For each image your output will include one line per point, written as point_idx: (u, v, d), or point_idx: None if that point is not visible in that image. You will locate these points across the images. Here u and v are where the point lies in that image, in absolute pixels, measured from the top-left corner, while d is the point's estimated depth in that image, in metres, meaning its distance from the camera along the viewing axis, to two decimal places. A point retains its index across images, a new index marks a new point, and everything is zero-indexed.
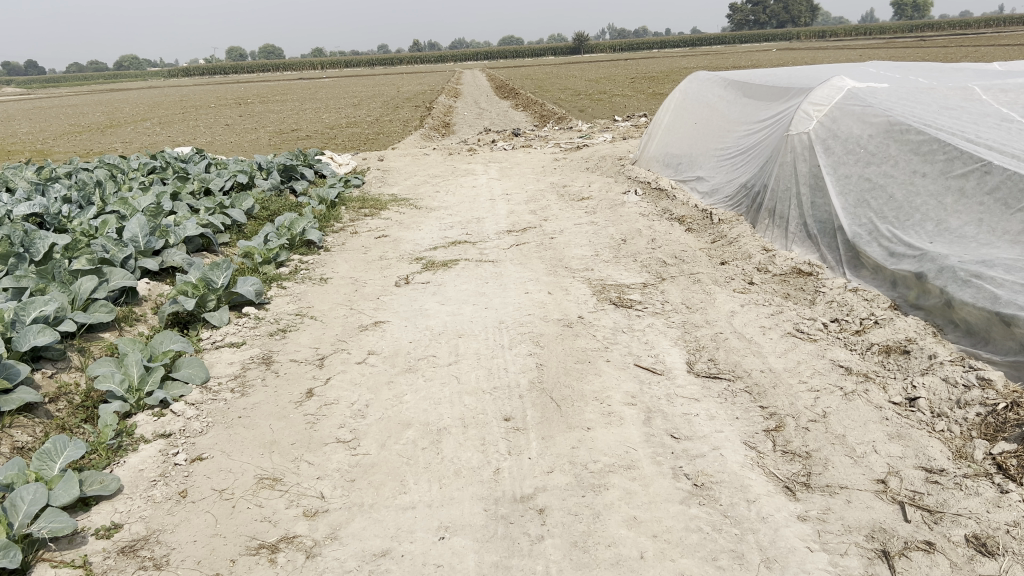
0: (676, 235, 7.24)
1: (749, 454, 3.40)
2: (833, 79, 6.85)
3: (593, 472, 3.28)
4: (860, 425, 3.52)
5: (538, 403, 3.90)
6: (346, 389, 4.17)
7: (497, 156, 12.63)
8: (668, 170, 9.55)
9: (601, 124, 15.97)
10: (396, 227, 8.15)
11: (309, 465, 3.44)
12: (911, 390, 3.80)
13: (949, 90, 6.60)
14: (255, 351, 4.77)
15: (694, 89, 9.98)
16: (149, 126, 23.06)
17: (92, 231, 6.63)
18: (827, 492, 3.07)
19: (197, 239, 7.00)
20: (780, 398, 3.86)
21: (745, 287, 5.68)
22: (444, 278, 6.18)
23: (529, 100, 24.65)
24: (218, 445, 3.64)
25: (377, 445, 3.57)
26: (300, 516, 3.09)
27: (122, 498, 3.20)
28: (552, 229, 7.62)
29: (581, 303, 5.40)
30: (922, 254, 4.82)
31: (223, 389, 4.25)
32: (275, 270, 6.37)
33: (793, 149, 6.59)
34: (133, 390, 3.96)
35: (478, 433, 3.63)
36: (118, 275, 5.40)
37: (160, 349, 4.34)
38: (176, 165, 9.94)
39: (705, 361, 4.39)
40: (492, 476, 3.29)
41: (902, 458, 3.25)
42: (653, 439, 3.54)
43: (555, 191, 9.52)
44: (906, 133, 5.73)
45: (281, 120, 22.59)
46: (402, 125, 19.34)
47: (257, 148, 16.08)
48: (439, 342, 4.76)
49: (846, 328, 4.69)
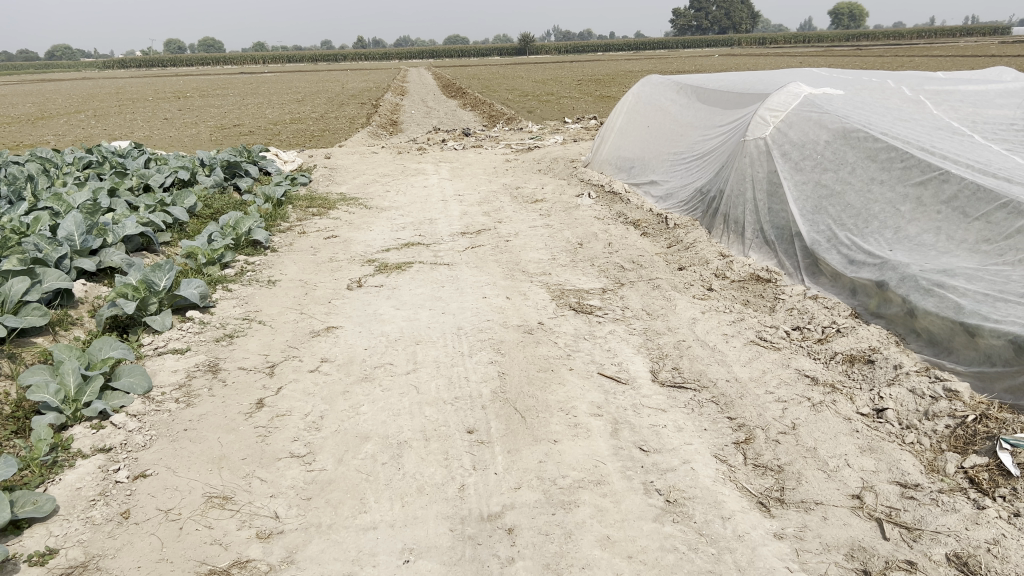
0: (632, 239, 7.18)
1: (720, 467, 3.32)
2: (789, 86, 6.86)
3: (562, 489, 3.15)
4: (830, 438, 3.47)
5: (502, 414, 3.76)
6: (299, 400, 3.98)
7: (447, 156, 12.46)
8: (621, 174, 9.51)
9: (550, 125, 15.94)
10: (347, 228, 7.93)
11: (262, 482, 3.24)
12: (879, 401, 3.77)
13: (902, 100, 6.66)
14: (200, 357, 4.54)
15: (647, 92, 9.95)
16: (82, 119, 22.30)
17: (24, 229, 6.29)
18: (802, 509, 3.00)
19: (137, 239, 6.69)
20: (747, 409, 3.79)
21: (705, 293, 5.62)
22: (398, 281, 6.01)
23: (476, 100, 24.55)
24: (162, 460, 3.41)
25: (334, 460, 3.40)
26: (253, 538, 2.90)
27: (57, 520, 2.96)
28: (507, 232, 7.50)
29: (540, 309, 5.28)
30: (883, 262, 4.81)
31: (167, 400, 4.02)
32: (220, 272, 6.11)
33: (749, 154, 6.57)
34: (70, 400, 3.72)
35: (441, 446, 3.48)
36: (52, 275, 5.10)
37: (99, 356, 4.12)
38: (113, 160, 9.56)
39: (669, 369, 4.30)
40: (457, 493, 3.14)
41: (876, 472, 3.20)
42: (621, 452, 3.43)
43: (508, 193, 9.40)
44: (863, 140, 5.74)
45: (223, 115, 22.07)
46: (349, 122, 19.04)
47: (199, 144, 15.63)
48: (396, 349, 4.59)
49: (808, 336, 4.66)
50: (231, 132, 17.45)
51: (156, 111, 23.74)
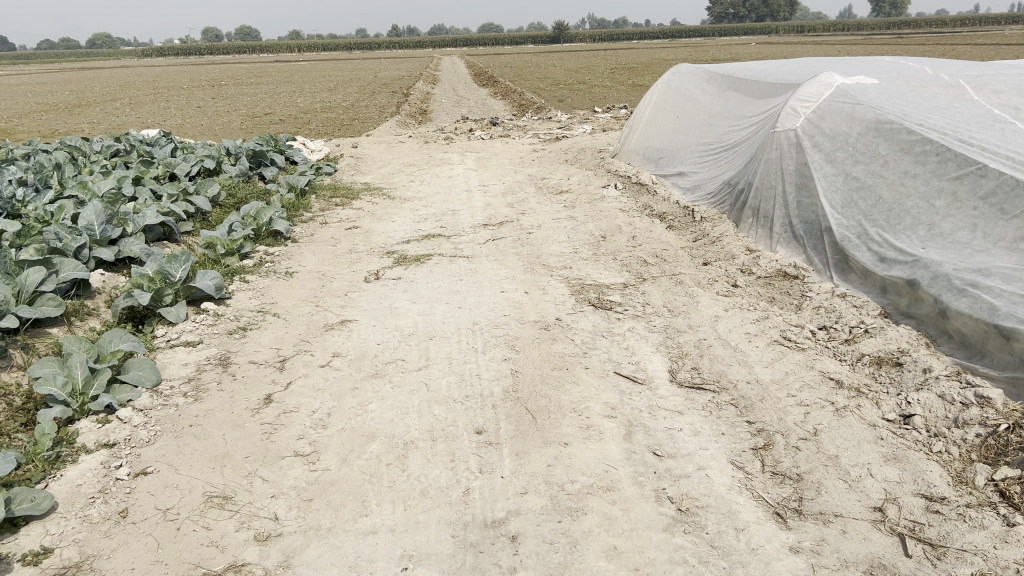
0: (657, 232, 7.02)
1: (736, 475, 3.19)
2: (822, 76, 6.66)
3: (570, 495, 3.05)
4: (853, 445, 3.32)
5: (513, 415, 3.66)
6: (308, 396, 3.90)
7: (473, 146, 12.35)
8: (649, 165, 9.35)
9: (580, 115, 15.74)
10: (369, 218, 7.86)
11: (263, 482, 3.17)
12: (906, 407, 3.60)
13: (940, 88, 6.41)
14: (212, 351, 4.49)
15: (676, 81, 9.74)
16: (117, 107, 22.48)
17: (47, 217, 6.30)
18: (820, 521, 2.86)
19: (158, 228, 6.67)
20: (767, 413, 3.65)
21: (729, 289, 5.46)
22: (416, 274, 5.93)
23: (507, 89, 24.36)
24: (164, 457, 3.36)
25: (338, 460, 3.32)
26: (250, 540, 2.83)
27: (55, 518, 2.91)
28: (530, 224, 7.38)
29: (559, 304, 5.17)
30: (915, 260, 4.62)
31: (175, 394, 3.97)
32: (239, 262, 6.07)
33: (779, 146, 6.38)
34: (77, 394, 3.68)
35: (448, 447, 3.39)
36: (69, 265, 5.08)
37: (109, 348, 4.06)
38: (140, 148, 9.58)
39: (688, 369, 4.17)
40: (461, 497, 3.05)
41: (900, 483, 3.05)
42: (634, 457, 3.31)
43: (533, 184, 9.28)
44: (897, 131, 5.53)
45: (254, 103, 22.16)
46: (378, 111, 19.00)
47: (229, 133, 15.67)
48: (409, 345, 4.51)
49: (835, 336, 4.49)
50: (261, 120, 17.49)
51: (189, 100, 23.95)
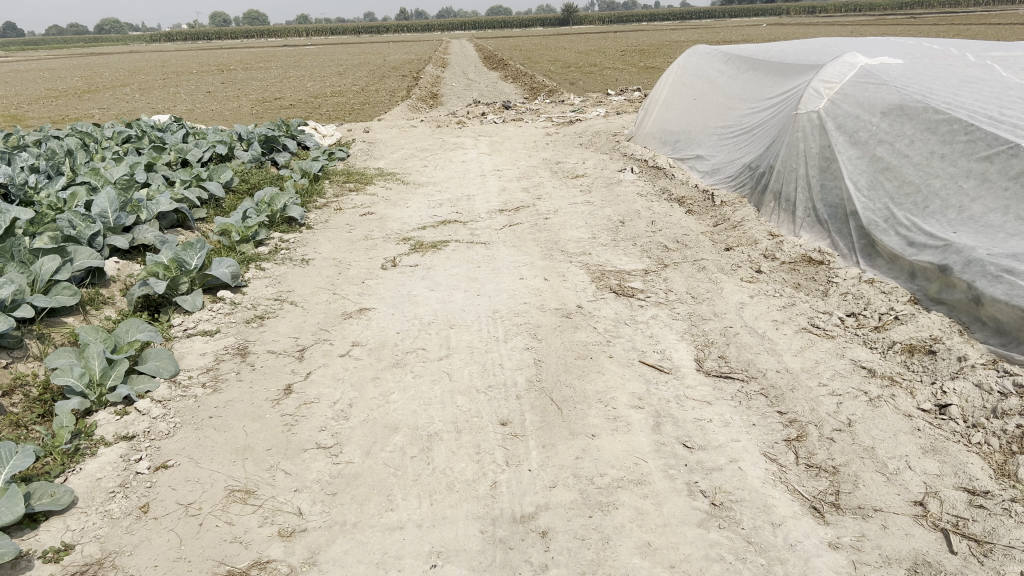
0: (676, 217, 6.92)
1: (769, 467, 3.10)
2: (845, 56, 6.50)
3: (600, 489, 2.97)
4: (890, 437, 3.23)
5: (538, 405, 3.58)
6: (328, 386, 3.84)
7: (486, 130, 12.23)
8: (665, 148, 9.24)
9: (593, 98, 15.58)
10: (383, 204, 7.78)
11: (286, 475, 3.11)
12: (942, 396, 3.51)
13: (967, 67, 6.26)
14: (230, 340, 4.42)
15: (693, 62, 9.58)
16: (126, 92, 22.40)
17: (60, 205, 6.24)
18: (859, 515, 2.78)
19: (172, 215, 6.59)
20: (799, 403, 3.56)
21: (753, 275, 5.36)
22: (434, 261, 5.85)
23: (517, 72, 24.18)
24: (185, 450, 3.29)
25: (361, 453, 3.25)
26: (274, 536, 2.77)
27: (75, 513, 2.85)
28: (546, 209, 7.28)
29: (580, 291, 5.08)
30: (946, 245, 4.51)
31: (193, 384, 3.90)
32: (254, 249, 6.01)
33: (801, 128, 6.24)
34: (95, 385, 3.63)
35: (473, 439, 3.32)
36: (83, 253, 5.01)
37: (125, 338, 4.01)
38: (152, 134, 9.51)
39: (715, 358, 4.08)
40: (488, 491, 2.98)
41: (940, 477, 2.96)
42: (663, 449, 3.24)
43: (548, 168, 9.17)
44: (923, 111, 5.40)
45: (264, 88, 22.05)
46: (389, 95, 18.87)
47: (240, 118, 15.58)
48: (429, 333, 4.44)
49: (864, 324, 4.39)
50: (271, 105, 17.40)
51: (198, 85, 23.89)
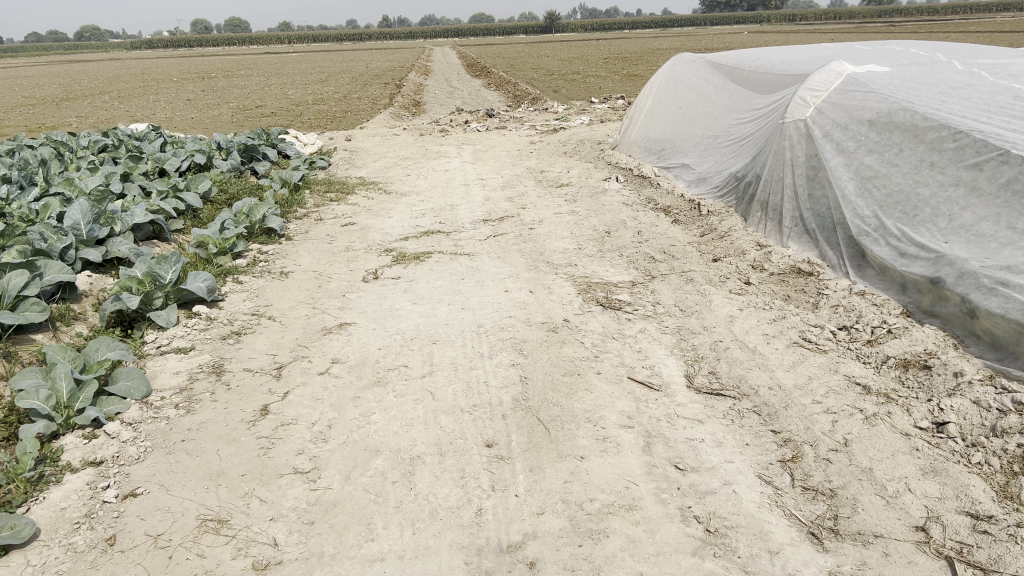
0: (663, 227, 6.83)
1: (765, 490, 2.99)
2: (831, 64, 6.42)
3: (590, 515, 2.85)
4: (888, 457, 3.13)
5: (524, 426, 3.46)
6: (306, 406, 3.70)
7: (470, 138, 12.11)
8: (650, 157, 9.16)
9: (577, 106, 15.49)
10: (365, 214, 7.64)
11: (261, 503, 2.97)
12: (939, 414, 3.41)
13: (955, 74, 6.19)
14: (205, 357, 4.27)
15: (678, 70, 9.48)
16: (105, 100, 22.18)
17: (32, 216, 6.07)
18: (859, 542, 2.68)
19: (147, 227, 6.43)
20: (793, 421, 3.45)
21: (742, 287, 5.27)
22: (416, 273, 5.72)
23: (500, 80, 24.10)
24: (155, 477, 3.14)
25: (341, 478, 3.11)
26: (248, 570, 2.62)
27: (36, 547, 2.70)
28: (531, 219, 7.18)
29: (566, 304, 4.97)
30: (937, 256, 4.43)
31: (166, 405, 3.75)
32: (232, 262, 5.87)
33: (788, 136, 6.15)
34: (62, 407, 3.47)
35: (457, 462, 3.19)
36: (54, 268, 4.86)
37: (95, 357, 3.87)
38: (129, 143, 9.33)
39: (705, 374, 3.97)
40: (473, 519, 2.85)
41: (941, 500, 2.86)
42: (655, 472, 3.12)
43: (532, 177, 9.07)
44: (911, 119, 5.32)
45: (245, 96, 21.85)
46: (371, 103, 18.74)
47: (219, 126, 15.40)
48: (412, 349, 4.31)
49: (856, 338, 4.30)
50: (252, 113, 17.23)
51: (179, 93, 23.70)
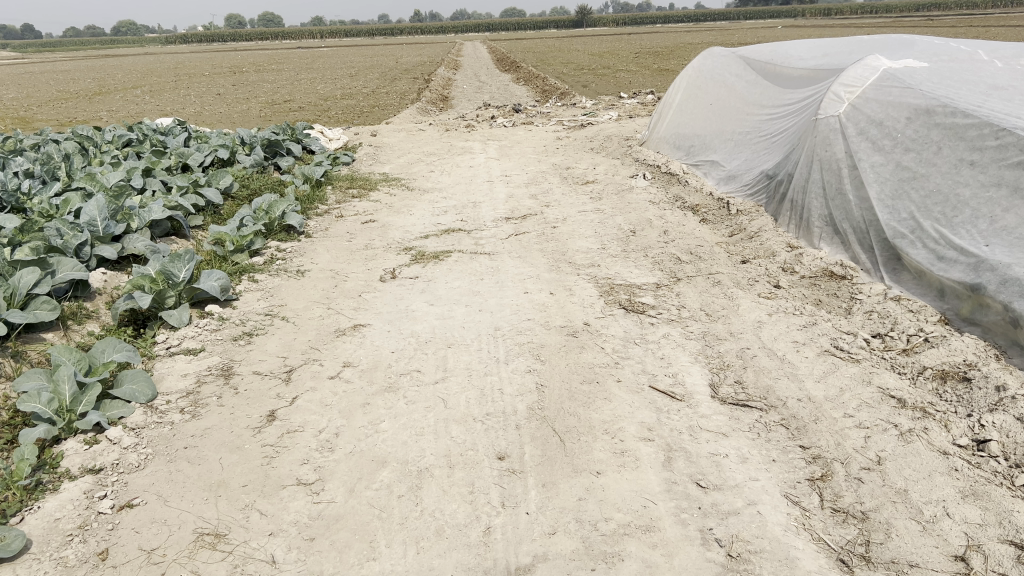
0: (690, 227, 6.63)
1: (791, 512, 2.82)
2: (867, 59, 6.16)
3: (604, 536, 2.69)
4: (925, 477, 2.94)
5: (538, 437, 3.31)
6: (314, 413, 3.57)
7: (496, 134, 11.96)
8: (679, 153, 8.96)
9: (606, 101, 15.23)
10: (386, 211, 7.52)
11: (260, 516, 2.85)
12: (979, 431, 3.21)
13: (997, 69, 5.92)
14: (214, 359, 4.16)
15: (709, 65, 9.23)
16: (138, 94, 22.36)
17: (52, 212, 6.01)
18: (893, 572, 2.50)
19: (166, 223, 6.35)
20: (823, 436, 3.27)
21: (771, 291, 5.07)
22: (435, 273, 5.59)
23: (529, 74, 23.93)
24: (154, 486, 3.03)
25: (345, 490, 2.99)
26: None
27: (26, 560, 2.59)
28: (554, 217, 7.01)
29: (587, 307, 4.80)
30: (978, 261, 4.21)
31: (171, 409, 3.64)
32: (249, 259, 5.77)
33: (820, 134, 5.91)
34: (64, 411, 3.36)
35: (467, 476, 3.05)
36: (67, 265, 4.77)
37: (101, 358, 3.76)
38: (154, 138, 9.29)
39: (731, 384, 3.79)
40: (480, 538, 2.71)
41: (983, 526, 2.67)
42: (675, 489, 2.95)
43: (557, 174, 8.90)
44: (950, 116, 5.07)
45: (275, 90, 21.87)
46: (399, 98, 18.65)
47: (247, 120, 15.40)
48: (425, 353, 4.17)
49: (891, 346, 4.08)
50: (280, 108, 17.20)
51: (210, 87, 23.83)
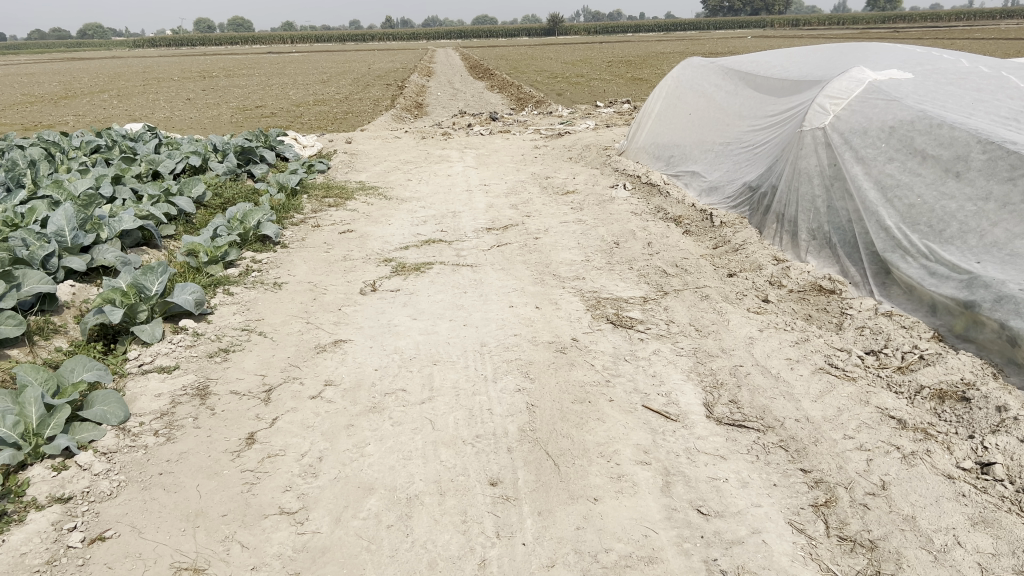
0: (674, 239, 6.55)
1: (797, 541, 2.72)
2: (852, 71, 6.09)
3: (606, 568, 2.58)
4: (932, 503, 2.86)
5: (532, 461, 3.18)
6: (296, 435, 3.42)
7: (473, 142, 11.85)
8: (659, 164, 8.90)
9: (582, 109, 15.17)
10: (364, 221, 7.37)
11: (242, 548, 2.69)
12: (983, 453, 3.14)
13: (981, 82, 5.89)
14: (189, 378, 3.99)
15: (687, 74, 9.16)
16: (106, 99, 21.96)
17: (17, 221, 5.77)
18: None
19: (137, 232, 6.14)
20: (824, 459, 3.18)
21: (760, 306, 4.99)
22: (417, 285, 5.45)
23: (503, 83, 23.87)
24: (127, 517, 2.87)
25: (331, 519, 2.84)
26: None
27: None
28: (536, 228, 6.90)
29: (574, 321, 4.69)
30: (970, 277, 4.15)
31: (144, 432, 3.47)
32: (223, 271, 5.59)
33: (805, 145, 5.85)
34: (30, 435, 3.17)
35: (460, 504, 2.92)
36: (33, 278, 4.55)
37: (70, 378, 3.58)
38: (123, 144, 9.04)
39: (726, 403, 3.69)
40: (476, 572, 2.57)
41: (996, 556, 2.59)
42: (676, 517, 2.84)
43: (537, 184, 8.80)
44: (936, 128, 5.01)
45: (246, 96, 21.56)
46: (373, 104, 18.47)
47: (219, 127, 15.12)
48: (411, 371, 4.03)
49: (886, 363, 4.01)
50: (253, 113, 16.95)
51: (180, 91, 23.49)
